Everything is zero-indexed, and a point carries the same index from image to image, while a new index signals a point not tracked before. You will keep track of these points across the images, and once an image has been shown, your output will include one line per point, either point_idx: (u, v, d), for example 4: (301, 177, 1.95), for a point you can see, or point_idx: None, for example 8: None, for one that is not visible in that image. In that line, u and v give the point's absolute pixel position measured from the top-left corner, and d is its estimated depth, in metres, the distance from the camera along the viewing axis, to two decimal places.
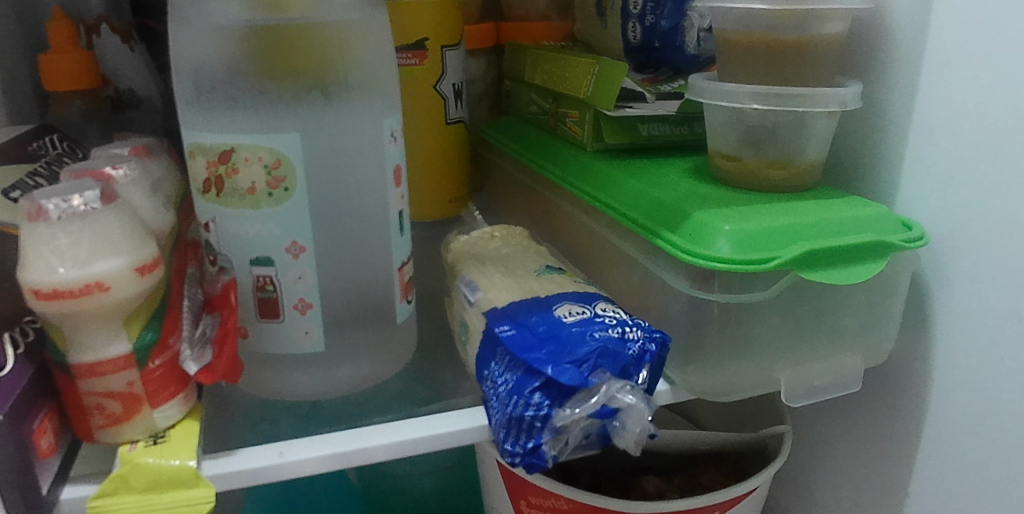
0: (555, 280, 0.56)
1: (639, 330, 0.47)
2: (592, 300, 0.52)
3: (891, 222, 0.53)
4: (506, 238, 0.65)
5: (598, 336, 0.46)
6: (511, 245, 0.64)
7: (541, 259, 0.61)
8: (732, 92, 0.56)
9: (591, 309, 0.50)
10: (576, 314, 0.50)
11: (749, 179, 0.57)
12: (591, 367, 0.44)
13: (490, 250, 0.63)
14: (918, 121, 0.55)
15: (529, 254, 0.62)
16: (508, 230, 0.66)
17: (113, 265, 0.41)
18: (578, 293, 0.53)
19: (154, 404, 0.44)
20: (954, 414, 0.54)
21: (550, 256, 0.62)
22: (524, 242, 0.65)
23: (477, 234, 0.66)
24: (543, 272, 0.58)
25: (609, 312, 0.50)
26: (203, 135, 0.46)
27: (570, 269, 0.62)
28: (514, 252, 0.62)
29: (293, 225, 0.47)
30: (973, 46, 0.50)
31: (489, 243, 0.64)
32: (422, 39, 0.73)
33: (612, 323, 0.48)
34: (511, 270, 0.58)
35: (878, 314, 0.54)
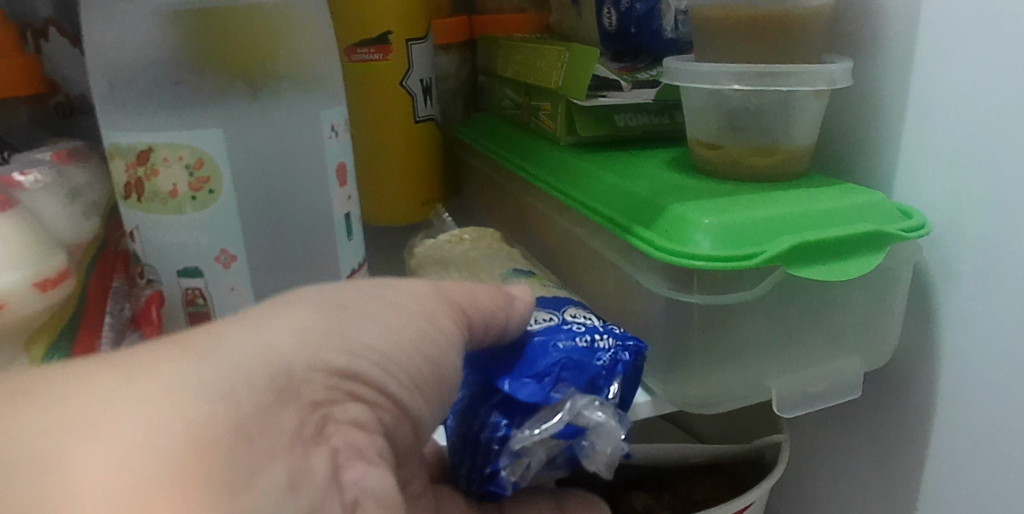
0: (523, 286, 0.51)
1: (611, 338, 0.42)
2: (563, 306, 0.48)
3: (888, 209, 0.48)
4: (477, 240, 0.60)
5: (562, 345, 0.41)
6: (479, 248, 0.59)
7: (511, 261, 0.56)
8: (710, 73, 0.51)
9: (560, 316, 0.46)
10: (542, 321, 0.45)
11: (731, 168, 0.52)
12: (554, 381, 0.40)
13: (457, 253, 0.58)
14: (917, 96, 0.50)
15: (498, 256, 0.57)
16: (483, 231, 0.62)
17: (7, 280, 0.36)
18: (546, 298, 0.49)
19: None
20: (965, 420, 0.50)
21: (521, 260, 0.57)
22: (496, 242, 0.60)
23: (444, 236, 0.62)
24: (510, 276, 0.53)
25: (579, 319, 0.45)
26: (120, 134, 0.42)
27: (544, 273, 0.57)
28: (484, 256, 0.57)
29: (221, 231, 0.42)
30: (975, 15, 0.46)
31: (457, 246, 0.59)
32: (385, 33, 0.68)
33: (580, 330, 0.43)
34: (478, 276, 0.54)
35: (878, 312, 0.49)
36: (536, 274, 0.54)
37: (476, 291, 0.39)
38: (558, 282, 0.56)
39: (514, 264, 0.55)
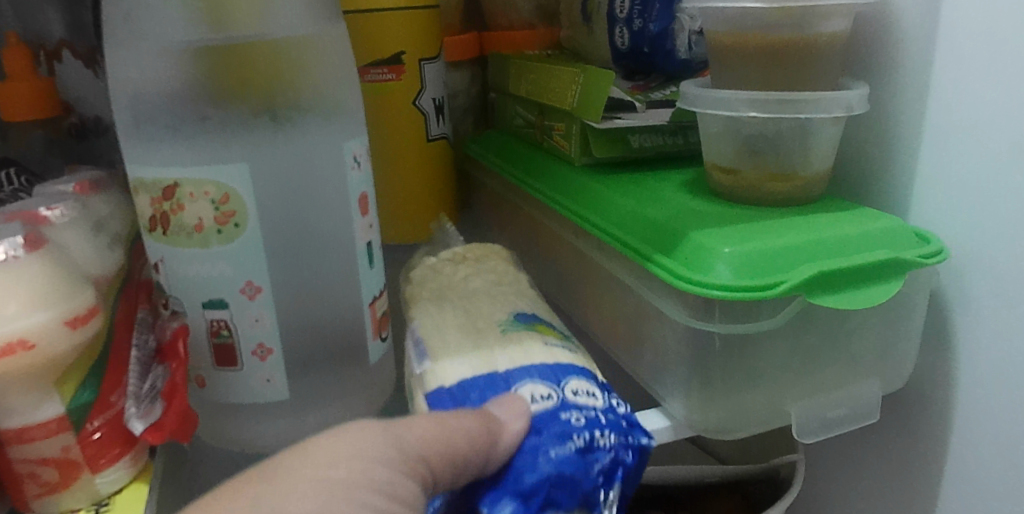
0: (527, 343, 0.44)
1: (612, 433, 0.37)
2: (565, 378, 0.41)
3: (906, 235, 0.48)
4: (476, 281, 0.54)
5: (553, 452, 0.35)
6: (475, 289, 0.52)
7: (511, 311, 0.49)
8: (727, 100, 0.51)
9: (558, 396, 0.39)
10: (538, 401, 0.39)
11: (748, 193, 0.53)
12: (541, 504, 0.35)
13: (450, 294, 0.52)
14: (935, 120, 0.50)
15: (496, 301, 0.50)
16: (488, 252, 0.59)
17: (38, 319, 0.36)
18: (554, 363, 0.42)
19: (96, 469, 0.40)
20: (987, 439, 0.50)
21: (524, 300, 0.51)
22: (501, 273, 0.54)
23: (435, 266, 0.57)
24: (507, 329, 0.46)
25: (582, 399, 0.39)
26: (145, 169, 0.42)
27: (552, 315, 0.51)
28: (483, 297, 0.51)
29: (246, 263, 0.43)
30: (992, 40, 0.46)
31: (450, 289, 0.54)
32: (398, 53, 0.69)
33: (578, 423, 0.37)
34: (473, 325, 0.47)
35: (896, 334, 0.49)
36: (539, 325, 0.47)
37: (445, 431, 0.35)
38: (567, 331, 0.49)
39: (515, 314, 0.48)
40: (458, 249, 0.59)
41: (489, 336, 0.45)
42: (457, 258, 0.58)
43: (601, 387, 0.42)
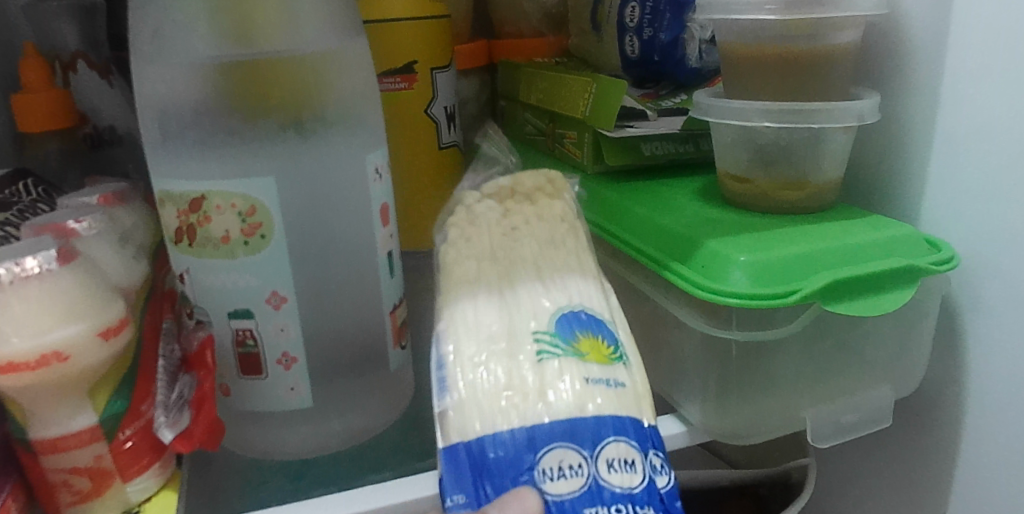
0: (566, 383, 0.40)
1: None
2: (601, 439, 0.39)
3: (918, 242, 0.49)
4: (510, 238, 0.47)
5: None
6: (512, 239, 0.47)
7: (552, 314, 0.43)
8: (741, 110, 0.52)
9: (587, 472, 0.38)
10: (567, 484, 0.38)
11: (761, 201, 0.53)
12: None
13: (480, 265, 0.46)
14: (947, 130, 0.51)
15: (534, 279, 0.45)
16: (525, 210, 0.49)
17: (73, 331, 0.37)
18: (595, 420, 0.39)
19: (127, 477, 0.41)
20: (997, 442, 0.51)
21: (566, 275, 0.45)
22: (543, 224, 0.48)
23: (460, 217, 0.49)
24: (543, 355, 0.41)
25: (613, 481, 0.38)
26: (173, 183, 0.43)
27: (597, 295, 0.45)
28: (518, 276, 0.45)
29: (272, 274, 0.44)
30: (1000, 50, 0.48)
31: (478, 259, 0.46)
32: (411, 62, 0.69)
33: None
34: (507, 336, 0.42)
35: (909, 341, 0.50)
36: (581, 344, 0.42)
37: None
38: (614, 331, 0.44)
39: (556, 321, 0.43)
40: (488, 193, 0.51)
41: (523, 363, 0.41)
42: (486, 211, 0.49)
43: (642, 441, 0.40)
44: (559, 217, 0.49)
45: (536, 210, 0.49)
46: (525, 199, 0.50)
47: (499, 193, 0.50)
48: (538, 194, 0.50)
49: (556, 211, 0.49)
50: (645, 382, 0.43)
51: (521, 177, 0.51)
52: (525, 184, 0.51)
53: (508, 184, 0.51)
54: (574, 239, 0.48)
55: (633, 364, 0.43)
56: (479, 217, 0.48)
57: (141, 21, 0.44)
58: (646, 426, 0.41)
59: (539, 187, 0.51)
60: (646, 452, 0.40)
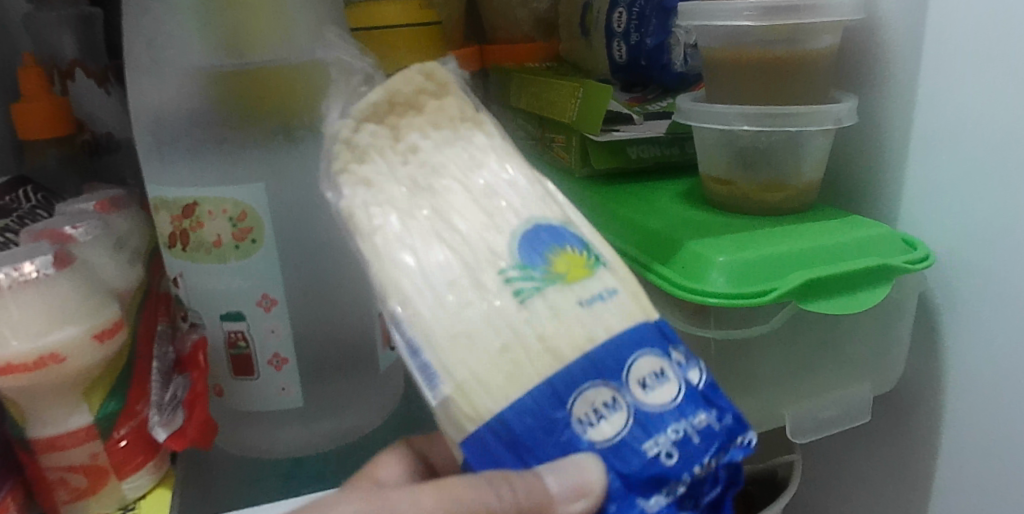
0: (564, 322, 0.33)
1: (705, 438, 0.33)
2: (625, 362, 0.33)
3: (893, 242, 0.50)
4: (407, 161, 0.37)
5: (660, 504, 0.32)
6: (415, 164, 0.37)
7: (509, 237, 0.35)
8: (722, 114, 0.53)
9: (625, 403, 0.33)
10: (607, 424, 0.33)
11: (742, 203, 0.55)
12: None
13: (386, 201, 0.36)
14: (923, 133, 0.52)
15: (473, 194, 0.36)
16: (417, 122, 0.38)
17: (68, 333, 0.39)
18: (613, 341, 0.33)
19: (123, 475, 0.42)
20: (973, 438, 0.52)
21: (508, 180, 0.37)
22: (443, 137, 0.38)
23: (343, 154, 0.37)
24: (524, 295, 0.34)
25: (654, 400, 0.33)
26: (167, 189, 0.44)
27: (545, 193, 0.37)
28: (438, 191, 0.36)
29: (262, 277, 0.45)
30: (972, 55, 0.49)
31: (379, 197, 0.36)
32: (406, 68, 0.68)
33: (671, 454, 0.32)
34: (466, 285, 0.34)
35: (889, 340, 0.51)
36: (554, 264, 0.35)
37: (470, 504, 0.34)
38: (579, 232, 0.37)
39: (516, 245, 0.35)
40: (356, 117, 0.38)
41: (506, 312, 0.33)
42: (371, 135, 0.38)
43: (663, 343, 0.35)
44: (458, 120, 0.38)
45: (435, 118, 0.38)
46: (410, 108, 0.38)
47: (371, 109, 0.38)
48: (426, 95, 0.39)
49: (455, 111, 0.38)
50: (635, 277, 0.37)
51: (393, 84, 0.38)
52: (405, 84, 0.38)
53: (382, 92, 0.38)
54: (486, 138, 0.38)
55: (614, 261, 0.36)
56: (363, 146, 0.37)
57: (137, 33, 0.45)
58: (661, 322, 0.35)
59: (422, 88, 0.38)
60: (673, 353, 0.35)
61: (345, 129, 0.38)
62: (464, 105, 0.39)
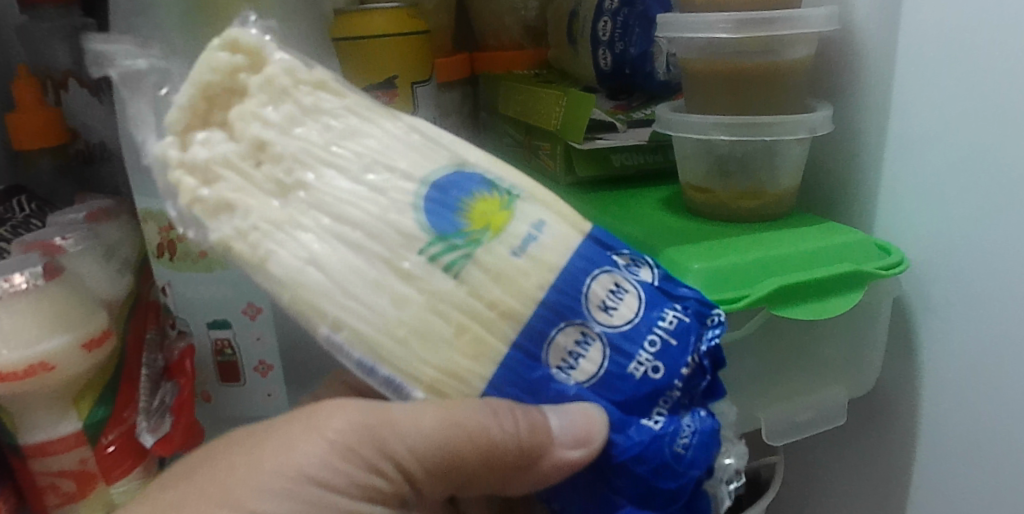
0: (510, 283, 0.35)
1: (676, 334, 0.36)
2: (581, 293, 0.35)
3: (867, 248, 0.51)
4: (260, 159, 0.34)
5: (663, 418, 0.36)
6: (269, 159, 0.34)
7: (414, 213, 0.34)
8: (699, 124, 0.55)
9: (595, 333, 0.36)
10: (587, 361, 0.36)
11: (721, 210, 0.56)
12: (688, 459, 0.37)
13: (258, 215, 0.34)
14: (898, 142, 0.53)
15: (357, 166, 0.34)
16: (245, 108, 0.35)
17: (57, 343, 0.40)
18: (561, 279, 0.35)
19: (111, 480, 0.44)
20: (947, 440, 0.53)
21: (385, 140, 0.35)
22: (285, 114, 0.35)
23: (185, 183, 0.34)
24: (455, 267, 0.34)
25: (620, 323, 0.36)
26: (152, 201, 0.46)
27: (426, 139, 0.36)
28: (308, 181, 0.34)
29: (247, 286, 0.46)
30: (942, 67, 0.50)
31: (246, 216, 0.34)
32: (393, 77, 0.67)
33: (654, 368, 0.36)
34: (384, 276, 0.34)
35: (862, 345, 0.52)
36: (470, 224, 0.35)
37: (453, 438, 0.36)
38: (475, 169, 0.36)
39: (426, 219, 0.34)
40: (179, 133, 0.35)
41: (446, 293, 0.34)
42: (202, 145, 0.35)
43: (607, 256, 0.37)
44: (292, 89, 0.35)
45: (266, 96, 0.35)
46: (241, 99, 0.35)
47: (189, 119, 0.35)
48: (245, 73, 0.35)
49: (281, 82, 0.35)
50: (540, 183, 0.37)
51: (201, 79, 0.35)
52: (217, 71, 0.35)
53: (196, 93, 0.35)
54: (335, 99, 0.36)
55: (520, 182, 0.36)
56: (201, 164, 0.34)
57: None
58: (593, 235, 0.37)
59: (235, 64, 0.35)
60: (618, 260, 0.37)
61: (174, 153, 0.35)
62: (288, 68, 0.35)
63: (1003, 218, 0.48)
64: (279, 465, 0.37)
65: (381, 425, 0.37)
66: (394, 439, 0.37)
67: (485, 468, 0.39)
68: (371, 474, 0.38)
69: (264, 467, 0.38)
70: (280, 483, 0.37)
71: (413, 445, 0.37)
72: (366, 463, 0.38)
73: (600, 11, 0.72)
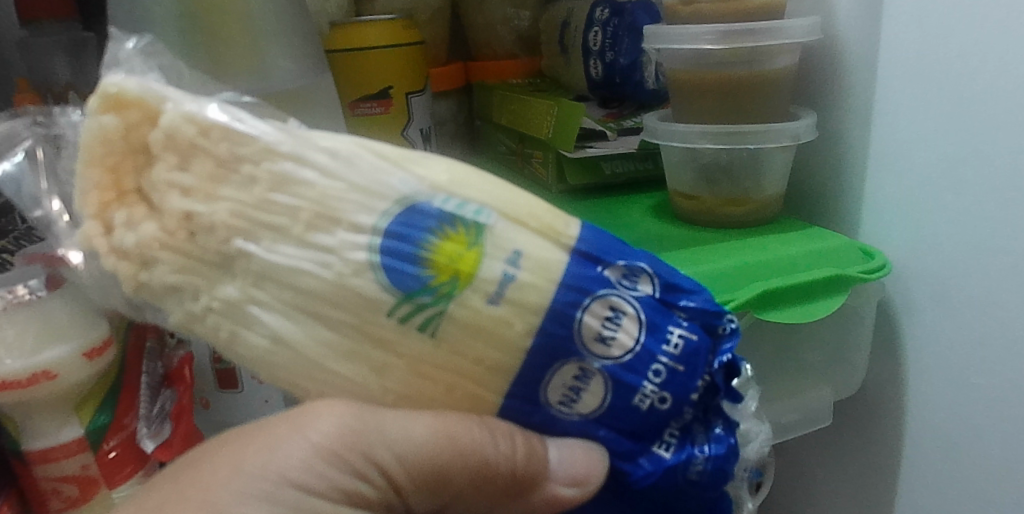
0: (488, 334, 0.34)
1: (682, 360, 0.36)
2: (574, 331, 0.35)
3: (850, 255, 0.52)
4: (191, 231, 0.34)
5: (673, 447, 0.37)
6: (196, 232, 0.33)
7: (374, 274, 0.33)
8: (683, 132, 0.56)
9: (595, 370, 0.35)
10: (589, 398, 0.36)
11: (707, 218, 0.58)
12: (706, 480, 0.37)
13: (209, 294, 0.34)
14: (881, 150, 0.54)
15: (297, 223, 0.33)
16: (153, 175, 0.34)
17: (61, 351, 0.41)
18: (548, 320, 0.34)
19: (112, 485, 0.45)
20: (930, 444, 0.54)
21: (326, 187, 0.33)
22: (203, 171, 0.33)
23: (122, 271, 0.34)
24: (429, 327, 0.33)
25: (620, 358, 0.35)
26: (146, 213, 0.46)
27: (374, 161, 0.34)
28: (246, 249, 0.33)
29: None
30: (920, 80, 0.51)
31: (198, 296, 0.34)
32: (387, 88, 0.68)
33: (659, 400, 0.36)
34: (356, 341, 0.33)
35: (844, 347, 0.53)
36: (435, 277, 0.33)
37: (440, 450, 0.35)
38: (430, 199, 0.34)
39: (388, 279, 0.33)
40: (96, 214, 0.34)
41: (422, 351, 0.34)
42: (125, 227, 0.34)
43: (598, 282, 0.35)
44: (198, 140, 0.33)
45: (172, 155, 0.34)
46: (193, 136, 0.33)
47: (101, 196, 0.34)
48: (142, 128, 0.34)
49: (183, 134, 0.33)
50: (504, 189, 0.35)
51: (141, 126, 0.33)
52: (105, 139, 0.33)
53: (99, 170, 0.34)
54: (252, 140, 0.33)
55: (484, 205, 0.34)
56: (132, 249, 0.34)
57: None
58: (579, 251, 0.35)
59: (125, 122, 0.33)
60: (611, 279, 0.35)
61: (99, 238, 0.34)
62: (185, 113, 0.33)
63: (983, 225, 0.49)
64: (263, 475, 0.36)
65: (368, 430, 0.35)
66: (382, 448, 0.36)
67: (474, 488, 0.38)
68: (356, 479, 0.37)
69: (244, 469, 0.36)
70: (260, 485, 0.36)
71: (400, 451, 0.36)
72: (351, 468, 0.36)
73: (591, 22, 0.73)
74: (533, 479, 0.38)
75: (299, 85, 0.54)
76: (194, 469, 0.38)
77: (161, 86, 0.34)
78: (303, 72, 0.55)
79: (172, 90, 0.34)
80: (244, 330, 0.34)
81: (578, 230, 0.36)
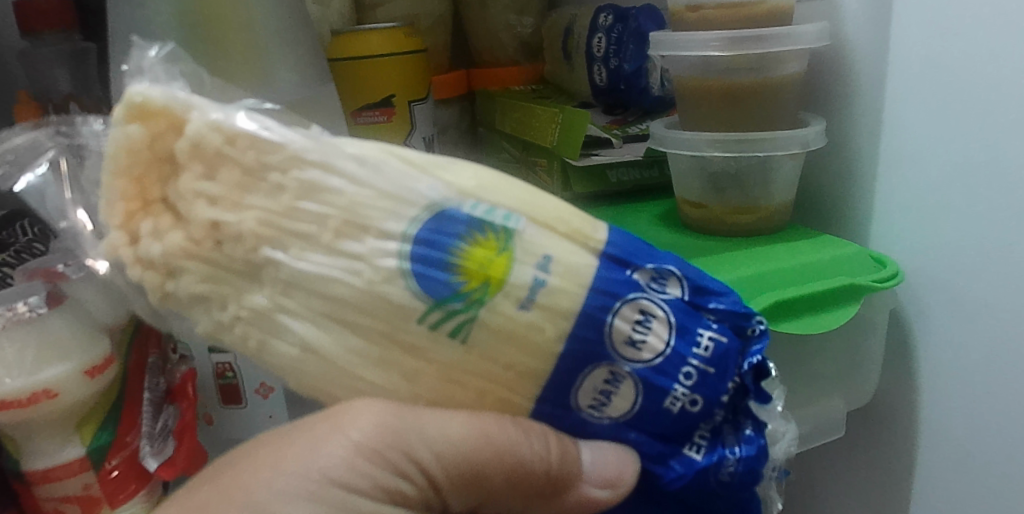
0: (519, 343, 0.33)
1: (712, 362, 0.35)
2: (604, 335, 0.34)
3: (864, 263, 0.51)
4: (218, 239, 0.33)
5: (704, 448, 0.36)
6: (226, 242, 0.33)
7: (403, 281, 0.32)
8: (692, 140, 0.55)
9: (626, 373, 0.34)
10: (619, 402, 0.35)
11: (719, 225, 0.57)
12: (738, 481, 0.36)
13: (237, 303, 0.33)
14: (893, 153, 0.53)
15: (327, 231, 0.32)
16: (181, 184, 0.33)
17: (60, 370, 0.40)
18: (581, 328, 0.33)
19: (115, 504, 0.44)
20: (948, 453, 0.53)
21: (355, 194, 0.32)
22: (229, 180, 0.32)
23: (148, 280, 0.33)
24: (461, 334, 0.33)
25: (651, 361, 0.34)
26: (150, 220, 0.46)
27: (400, 170, 0.33)
28: (275, 257, 0.32)
29: None
30: (932, 83, 0.50)
31: (226, 306, 0.34)
32: (389, 96, 0.67)
33: (691, 402, 0.35)
34: (385, 349, 0.33)
35: (858, 354, 0.52)
36: (465, 283, 0.32)
37: (476, 452, 0.35)
38: (459, 206, 0.33)
39: (416, 286, 0.32)
40: (121, 225, 0.33)
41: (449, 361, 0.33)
42: (150, 236, 0.33)
43: (630, 288, 0.34)
44: (225, 149, 0.32)
45: (198, 165, 0.33)
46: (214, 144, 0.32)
47: (127, 206, 0.33)
48: (167, 137, 0.33)
49: (209, 143, 0.32)
50: (534, 196, 0.34)
51: (162, 135, 0.33)
52: (131, 149, 0.32)
53: (125, 180, 0.33)
54: (280, 148, 0.32)
55: (511, 212, 0.33)
56: (158, 259, 0.33)
57: None
58: (608, 255, 0.34)
59: (152, 132, 0.32)
60: (640, 282, 0.35)
61: (124, 249, 0.33)
62: (211, 122, 0.32)
63: (996, 231, 0.48)
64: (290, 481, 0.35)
65: (409, 429, 0.34)
66: (421, 445, 0.35)
67: (511, 488, 0.37)
68: (396, 479, 0.36)
69: (287, 467, 0.36)
70: (305, 485, 0.35)
71: (439, 449, 0.35)
72: (392, 466, 0.36)
73: (594, 27, 0.73)
74: (562, 485, 0.37)
75: (301, 96, 0.53)
76: (212, 481, 0.37)
77: (186, 94, 0.33)
78: (306, 82, 0.54)
79: (197, 98, 0.33)
80: (273, 338, 0.34)
81: (607, 234, 0.35)
